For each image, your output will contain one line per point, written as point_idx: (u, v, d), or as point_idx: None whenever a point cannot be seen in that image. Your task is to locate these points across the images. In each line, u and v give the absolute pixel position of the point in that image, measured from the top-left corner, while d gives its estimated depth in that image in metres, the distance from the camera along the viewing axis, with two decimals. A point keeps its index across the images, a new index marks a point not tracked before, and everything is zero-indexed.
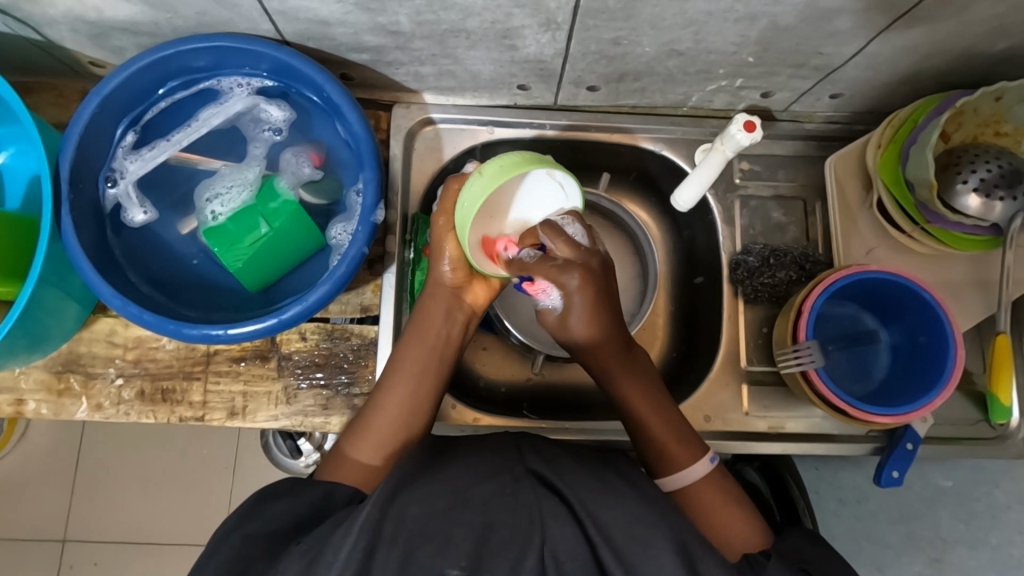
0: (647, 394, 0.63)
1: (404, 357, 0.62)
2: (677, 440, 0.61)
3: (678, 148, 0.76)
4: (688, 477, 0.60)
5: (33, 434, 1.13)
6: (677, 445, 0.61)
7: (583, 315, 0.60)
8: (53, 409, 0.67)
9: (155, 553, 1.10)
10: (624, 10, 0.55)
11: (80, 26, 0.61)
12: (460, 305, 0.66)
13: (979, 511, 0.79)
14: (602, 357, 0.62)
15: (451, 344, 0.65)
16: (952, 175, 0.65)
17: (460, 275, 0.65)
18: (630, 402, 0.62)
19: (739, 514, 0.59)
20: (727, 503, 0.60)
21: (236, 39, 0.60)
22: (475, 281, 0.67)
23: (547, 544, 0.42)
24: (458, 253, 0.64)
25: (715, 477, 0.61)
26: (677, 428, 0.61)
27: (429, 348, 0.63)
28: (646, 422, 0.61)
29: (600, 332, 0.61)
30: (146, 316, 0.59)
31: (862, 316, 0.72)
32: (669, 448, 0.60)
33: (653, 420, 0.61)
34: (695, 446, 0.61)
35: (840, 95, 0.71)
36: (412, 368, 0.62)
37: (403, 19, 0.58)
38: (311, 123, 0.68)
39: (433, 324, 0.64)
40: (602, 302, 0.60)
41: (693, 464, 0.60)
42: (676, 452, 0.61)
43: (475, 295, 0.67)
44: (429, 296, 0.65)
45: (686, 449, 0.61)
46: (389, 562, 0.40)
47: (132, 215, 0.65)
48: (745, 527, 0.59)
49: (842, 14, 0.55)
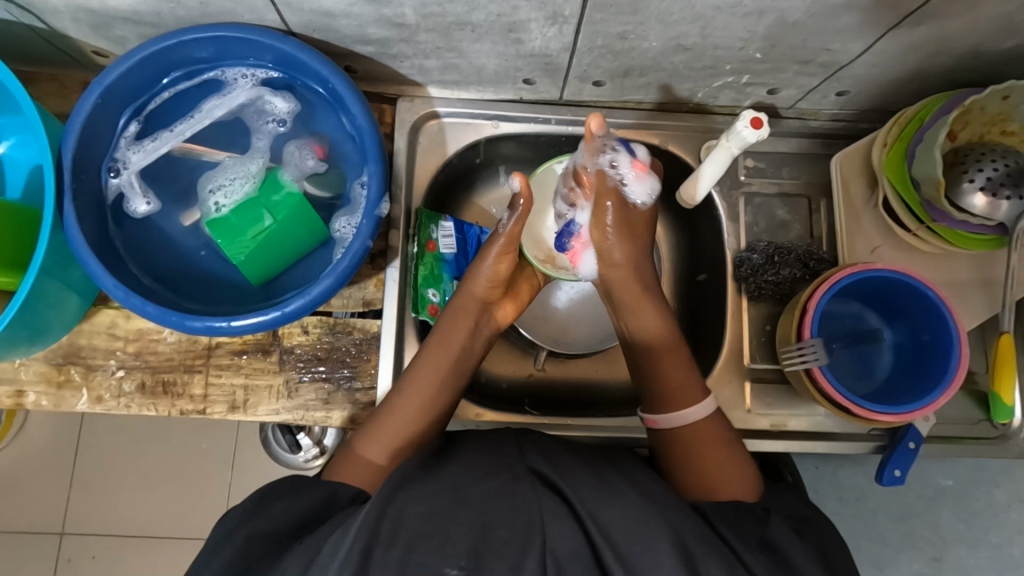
0: (676, 357, 0.65)
1: (424, 362, 0.62)
2: (683, 386, 0.63)
3: (683, 144, 0.75)
4: (688, 419, 0.62)
5: (32, 427, 1.12)
6: (682, 390, 0.63)
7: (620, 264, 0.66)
8: (53, 401, 0.67)
9: (154, 546, 1.10)
10: (632, 4, 0.54)
11: (82, 15, 0.60)
12: (487, 316, 0.66)
13: (979, 510, 0.79)
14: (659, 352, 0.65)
15: (471, 353, 0.65)
16: (959, 174, 0.64)
17: (496, 292, 0.66)
18: (656, 354, 0.65)
19: (737, 463, 0.60)
20: (723, 451, 0.61)
21: (240, 30, 0.60)
22: (505, 299, 0.68)
23: (547, 546, 0.42)
24: (501, 272, 0.65)
25: (715, 422, 0.62)
26: (688, 376, 0.64)
27: (453, 359, 0.63)
28: (666, 379, 0.64)
29: (659, 326, 0.66)
30: (148, 308, 0.58)
31: (866, 314, 0.72)
32: (675, 395, 0.63)
33: (676, 376, 0.64)
34: (696, 391, 0.63)
35: (846, 93, 0.70)
36: (433, 379, 0.62)
37: (409, 11, 0.57)
38: (315, 115, 0.68)
39: (457, 337, 0.64)
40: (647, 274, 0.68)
41: (693, 408, 0.62)
42: (682, 395, 0.63)
43: (506, 311, 0.69)
44: (460, 306, 0.65)
45: (694, 391, 0.63)
46: (388, 562, 0.39)
47: (135, 205, 0.65)
48: (740, 473, 0.59)
49: (850, 10, 0.55)
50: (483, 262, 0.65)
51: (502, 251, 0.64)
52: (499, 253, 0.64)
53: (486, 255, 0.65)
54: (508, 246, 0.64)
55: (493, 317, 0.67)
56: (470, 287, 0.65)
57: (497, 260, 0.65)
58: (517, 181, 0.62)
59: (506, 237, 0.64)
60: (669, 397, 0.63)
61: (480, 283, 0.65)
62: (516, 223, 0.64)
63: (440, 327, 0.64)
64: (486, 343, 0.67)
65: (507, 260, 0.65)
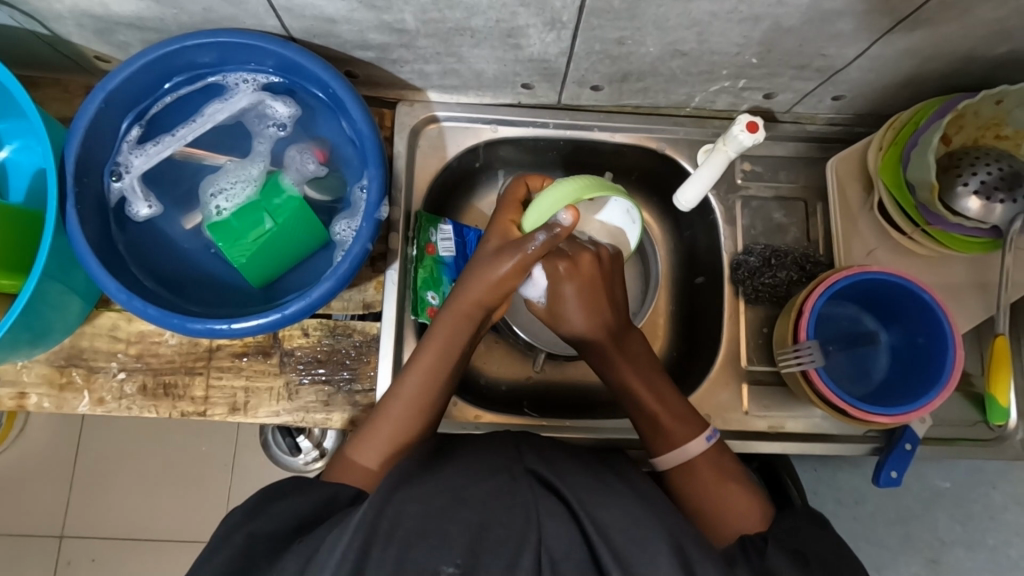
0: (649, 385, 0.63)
1: (421, 360, 0.62)
2: (674, 419, 0.62)
3: (681, 148, 0.76)
4: (687, 454, 0.61)
5: (32, 429, 1.13)
6: (680, 426, 0.62)
7: (578, 307, 0.63)
8: (55, 402, 0.67)
9: (154, 548, 1.10)
10: (629, 10, 0.55)
11: (86, 21, 0.61)
12: (484, 319, 0.65)
13: (976, 513, 0.78)
14: (606, 351, 0.64)
15: (468, 355, 0.65)
16: (953, 178, 0.66)
17: (497, 299, 0.63)
18: (625, 385, 0.64)
19: (739, 492, 0.60)
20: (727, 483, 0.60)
21: (242, 35, 0.60)
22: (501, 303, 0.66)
23: (542, 544, 0.42)
24: (507, 282, 0.62)
25: (711, 454, 0.61)
26: (675, 408, 0.62)
27: (454, 356, 0.63)
28: (650, 411, 0.62)
29: (591, 328, 0.64)
30: (150, 310, 0.59)
31: (862, 317, 0.72)
32: (668, 427, 0.61)
33: (647, 396, 0.63)
34: (694, 422, 0.62)
35: (842, 97, 0.71)
36: (422, 373, 0.62)
37: (409, 17, 0.58)
38: (316, 120, 0.69)
39: (457, 342, 0.63)
40: (601, 297, 0.64)
41: (692, 441, 0.61)
42: (673, 431, 0.61)
43: (501, 309, 0.68)
44: (460, 309, 0.63)
45: (691, 424, 0.62)
46: (385, 560, 0.40)
47: (137, 209, 0.65)
48: (745, 500, 0.59)
49: (844, 16, 0.55)
50: (490, 274, 0.62)
51: (517, 268, 0.61)
52: (511, 269, 0.61)
53: (496, 267, 0.61)
54: (521, 268, 0.61)
55: (487, 319, 0.66)
56: (471, 291, 0.62)
57: (510, 276, 0.61)
58: (568, 217, 0.59)
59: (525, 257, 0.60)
60: (662, 434, 0.61)
61: (486, 290, 0.62)
62: (540, 249, 0.60)
63: (440, 334, 0.63)
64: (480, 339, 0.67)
65: (518, 276, 0.62)
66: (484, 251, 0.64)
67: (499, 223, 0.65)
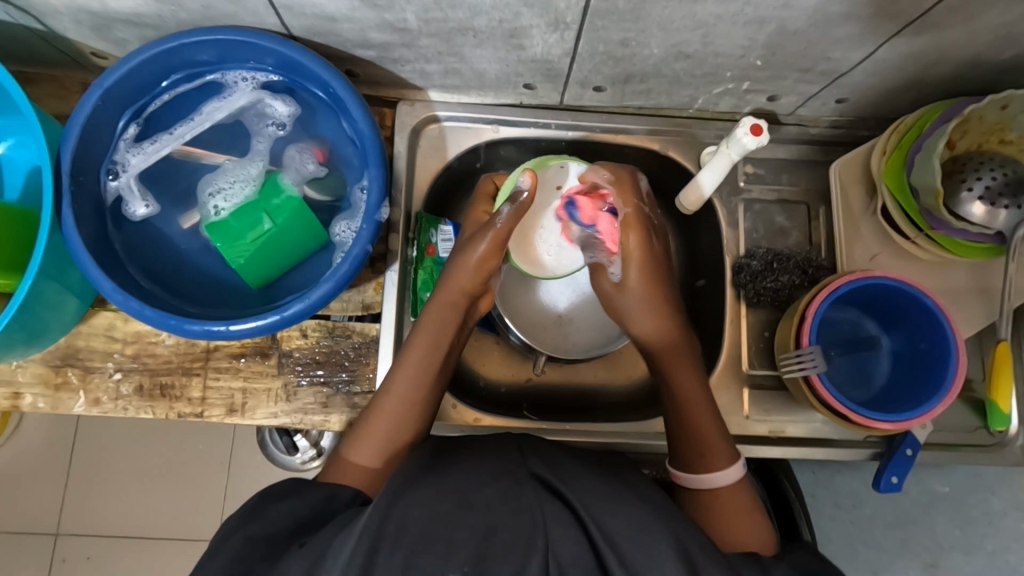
0: (701, 396, 0.64)
1: (411, 355, 0.62)
2: (718, 439, 0.62)
3: (682, 150, 0.76)
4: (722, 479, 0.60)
5: (27, 427, 1.12)
6: (717, 449, 0.61)
7: (644, 293, 0.66)
8: (50, 403, 0.67)
9: (149, 547, 1.09)
10: (634, 11, 0.55)
11: (82, 17, 0.60)
12: (469, 308, 0.66)
13: (975, 517, 0.77)
14: (671, 352, 0.66)
15: (455, 348, 0.66)
16: (957, 183, 0.66)
17: (479, 284, 0.64)
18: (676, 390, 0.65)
19: (755, 521, 0.59)
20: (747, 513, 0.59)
21: (241, 33, 0.60)
22: (485, 293, 0.68)
23: (549, 549, 0.41)
24: (484, 260, 0.63)
25: (740, 483, 0.61)
26: (720, 433, 0.62)
27: (442, 351, 0.63)
28: (693, 424, 0.62)
29: (664, 325, 0.66)
30: (147, 311, 0.58)
31: (864, 321, 0.72)
32: (710, 449, 0.61)
33: (697, 403, 0.63)
34: (731, 450, 0.62)
35: (846, 100, 0.70)
36: (414, 371, 0.61)
37: (411, 16, 0.57)
38: (315, 119, 0.68)
39: (444, 332, 0.63)
40: (661, 284, 0.67)
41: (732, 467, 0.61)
42: (715, 456, 0.61)
43: (484, 303, 0.68)
44: (445, 298, 0.64)
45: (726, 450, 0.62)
46: (392, 562, 0.39)
47: (134, 208, 0.65)
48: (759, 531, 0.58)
49: (850, 19, 0.55)
50: (472, 259, 0.63)
51: (493, 246, 0.63)
52: (489, 250, 0.63)
53: (474, 248, 0.63)
54: (498, 246, 0.63)
55: (472, 310, 0.67)
56: (456, 279, 0.63)
57: (487, 252, 0.63)
58: (526, 180, 0.62)
59: (498, 231, 0.62)
60: (702, 453, 0.61)
61: (467, 275, 0.63)
62: (509, 222, 0.62)
63: (425, 326, 0.63)
64: (466, 335, 0.67)
65: (495, 258, 0.63)
66: (462, 240, 0.66)
67: (472, 212, 0.68)
